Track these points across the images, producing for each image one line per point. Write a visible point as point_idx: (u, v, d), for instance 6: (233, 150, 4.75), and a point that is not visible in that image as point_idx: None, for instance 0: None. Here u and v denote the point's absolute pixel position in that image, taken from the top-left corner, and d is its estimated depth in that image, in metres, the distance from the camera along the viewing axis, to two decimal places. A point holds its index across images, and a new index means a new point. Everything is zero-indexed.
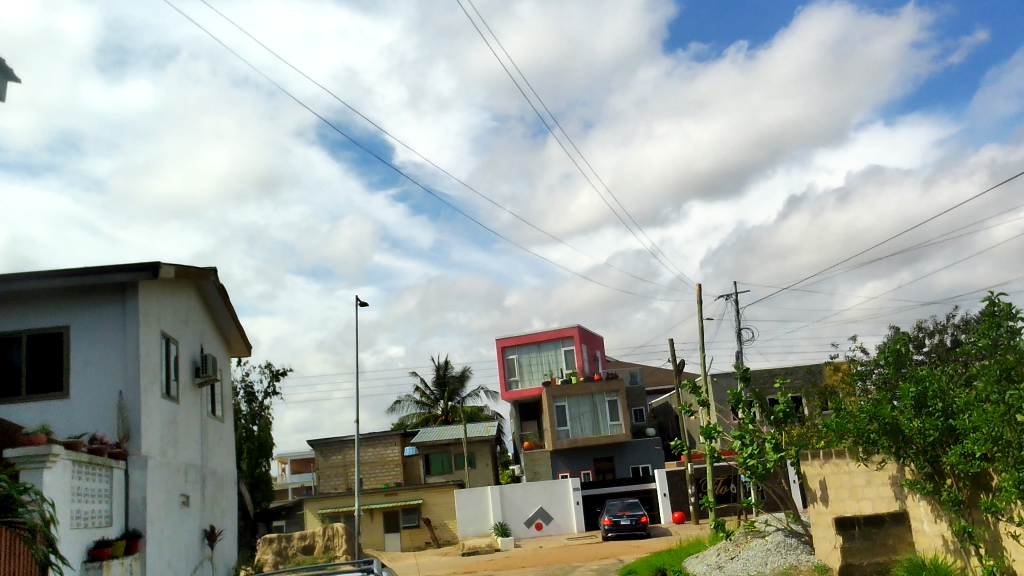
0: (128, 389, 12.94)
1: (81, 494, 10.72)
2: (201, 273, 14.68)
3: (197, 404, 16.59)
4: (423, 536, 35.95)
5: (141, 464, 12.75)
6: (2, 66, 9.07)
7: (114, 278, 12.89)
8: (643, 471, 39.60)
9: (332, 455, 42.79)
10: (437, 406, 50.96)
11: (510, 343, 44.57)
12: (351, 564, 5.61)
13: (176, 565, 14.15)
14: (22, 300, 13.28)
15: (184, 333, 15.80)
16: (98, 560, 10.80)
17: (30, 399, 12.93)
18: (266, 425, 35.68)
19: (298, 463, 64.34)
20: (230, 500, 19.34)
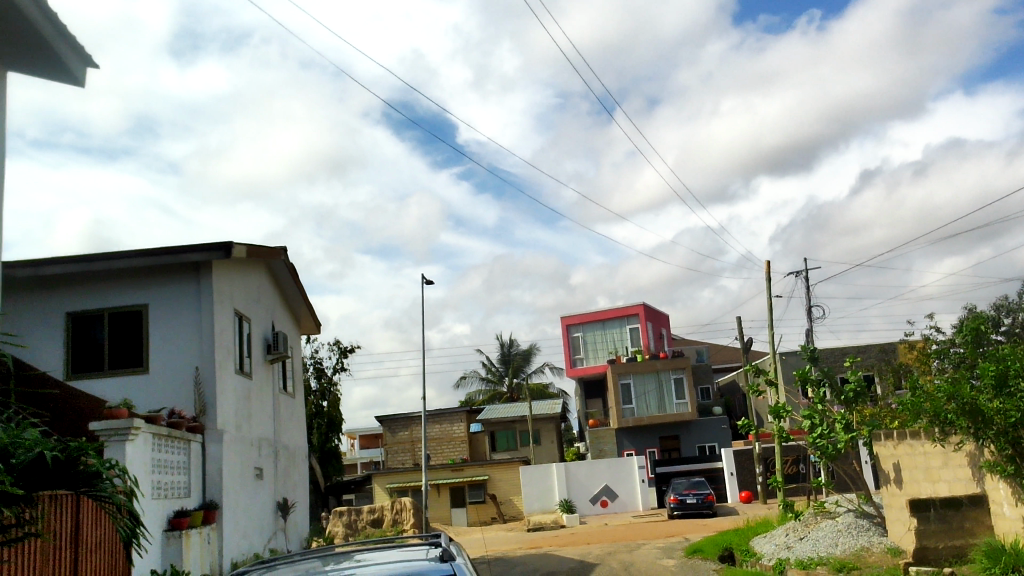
0: (204, 364, 13.36)
1: (160, 465, 11.13)
2: (272, 252, 14.98)
3: (269, 380, 17.00)
4: (489, 511, 36.36)
5: (217, 438, 13.12)
6: (83, 51, 9.35)
7: (188, 257, 13.27)
8: (710, 450, 39.20)
9: (400, 431, 43.58)
10: (503, 383, 51.31)
11: (576, 321, 44.50)
12: (420, 538, 5.62)
13: (250, 535, 14.58)
14: (102, 278, 13.76)
15: (257, 310, 16.19)
16: (177, 529, 11.21)
17: (112, 374, 13.46)
18: (335, 401, 36.38)
19: (366, 438, 65.54)
20: (301, 474, 19.84)
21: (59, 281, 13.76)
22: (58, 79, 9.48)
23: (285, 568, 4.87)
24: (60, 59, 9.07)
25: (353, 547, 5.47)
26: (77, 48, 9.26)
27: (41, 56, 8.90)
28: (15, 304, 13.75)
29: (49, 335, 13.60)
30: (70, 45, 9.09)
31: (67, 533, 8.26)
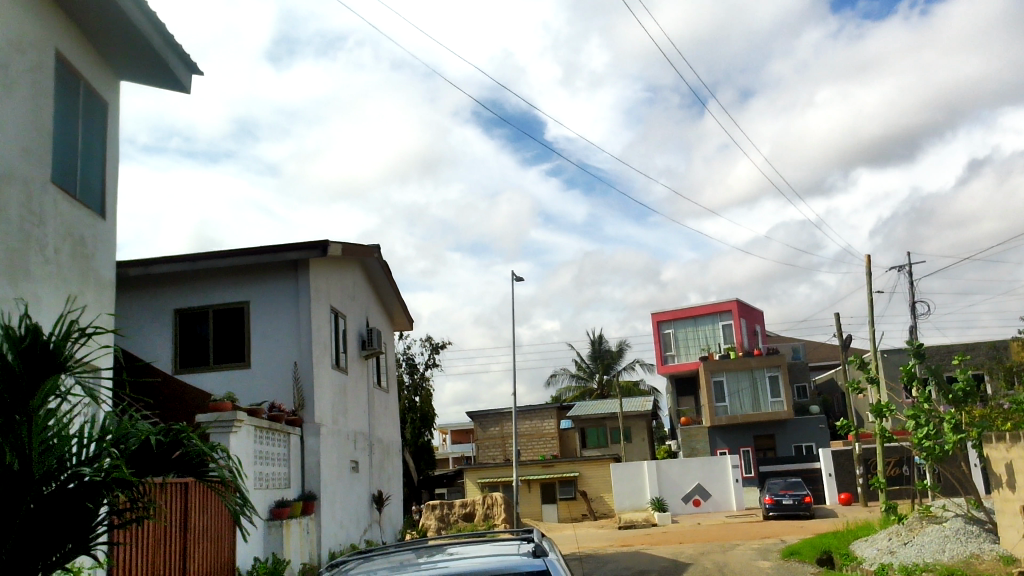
0: (303, 360, 13.79)
1: (262, 456, 11.55)
2: (367, 250, 15.32)
3: (364, 375, 17.41)
4: (580, 508, 36.36)
5: (315, 431, 13.50)
6: (189, 59, 9.77)
7: (287, 256, 13.71)
8: (806, 450, 37.90)
9: (490, 427, 43.99)
10: (594, 379, 51.16)
11: (667, 317, 44.02)
12: (512, 532, 5.64)
13: (347, 525, 14.99)
14: (206, 276, 14.32)
15: (352, 307, 16.58)
16: (278, 519, 11.60)
17: (216, 368, 14.02)
18: (427, 396, 37.05)
19: (458, 434, 66.40)
20: (395, 467, 20.24)
21: (167, 279, 14.40)
22: (165, 87, 9.91)
23: (380, 559, 4.97)
24: (168, 68, 9.51)
25: (445, 540, 5.55)
26: (182, 56, 9.67)
27: (150, 66, 9.33)
28: (128, 301, 14.47)
29: (159, 330, 14.25)
30: (178, 54, 9.51)
31: (176, 518, 8.72)
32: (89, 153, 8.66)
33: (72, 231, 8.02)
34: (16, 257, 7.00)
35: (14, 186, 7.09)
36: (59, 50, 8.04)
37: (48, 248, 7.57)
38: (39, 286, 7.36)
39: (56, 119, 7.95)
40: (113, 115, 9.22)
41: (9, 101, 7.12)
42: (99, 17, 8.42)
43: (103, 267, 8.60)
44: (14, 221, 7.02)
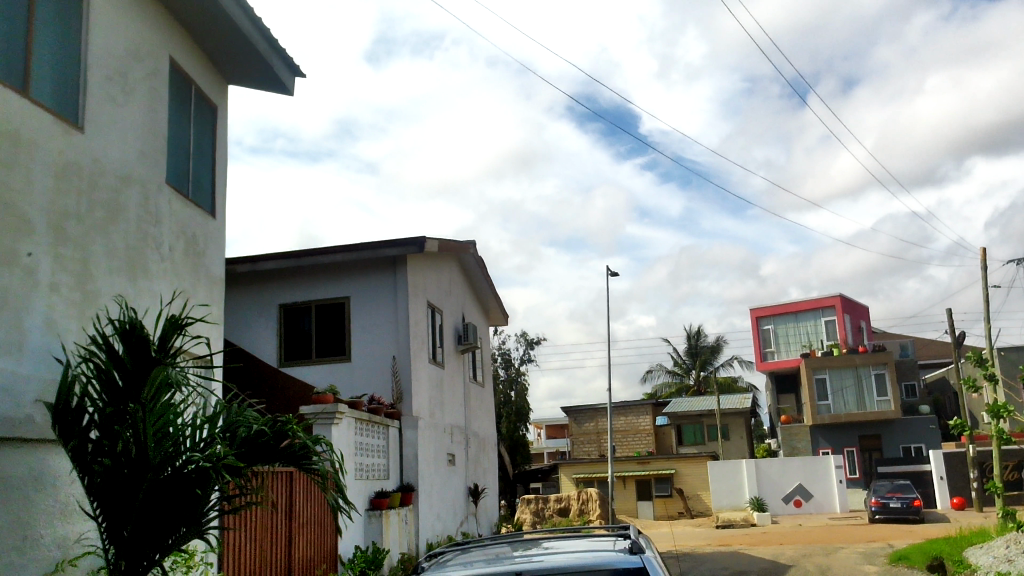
0: (401, 354, 14.07)
1: (363, 448, 11.86)
2: (463, 246, 15.48)
3: (460, 370, 17.64)
4: (676, 506, 35.87)
5: (413, 424, 13.76)
6: (294, 62, 10.10)
7: (386, 253, 14.00)
8: (916, 451, 36.37)
9: (585, 422, 43.92)
10: (690, 375, 50.44)
11: (766, 313, 43.04)
12: (606, 528, 5.59)
13: (444, 518, 15.22)
14: (308, 273, 14.77)
15: (448, 302, 16.81)
16: (378, 509, 11.88)
17: (319, 361, 14.46)
18: (523, 391, 37.39)
19: (553, 429, 66.54)
20: (490, 461, 20.44)
21: (273, 276, 14.91)
22: (271, 91, 10.28)
23: (476, 551, 5.03)
24: (274, 72, 9.82)
25: (541, 535, 5.55)
26: (286, 59, 9.99)
27: (258, 69, 9.69)
28: (236, 297, 15.06)
29: (265, 325, 14.75)
30: (282, 58, 9.85)
31: (282, 507, 9.04)
32: (200, 155, 9.04)
33: (185, 230, 8.41)
34: (134, 253, 7.38)
35: (133, 188, 7.47)
36: (172, 56, 8.43)
37: (164, 246, 7.95)
38: (155, 281, 7.73)
39: (170, 123, 8.34)
40: (222, 119, 9.62)
41: (128, 108, 7.50)
42: (211, 26, 8.79)
43: (213, 263, 8.96)
44: (133, 221, 7.40)
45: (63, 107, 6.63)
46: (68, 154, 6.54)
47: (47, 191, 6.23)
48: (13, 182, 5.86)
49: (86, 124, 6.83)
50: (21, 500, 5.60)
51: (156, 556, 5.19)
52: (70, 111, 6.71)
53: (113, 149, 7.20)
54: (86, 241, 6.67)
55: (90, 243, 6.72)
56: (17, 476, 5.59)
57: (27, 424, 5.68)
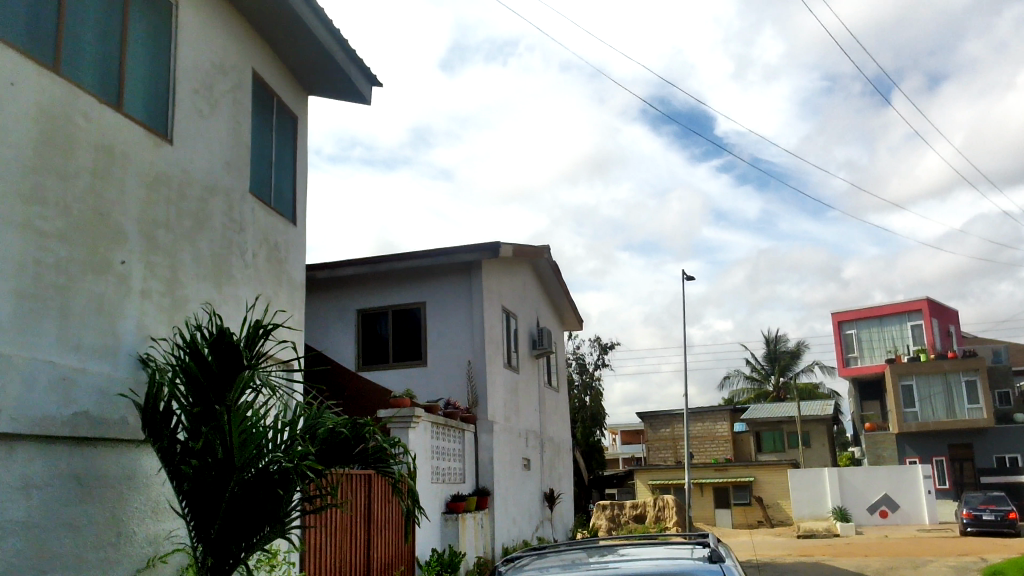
0: (476, 358, 14.18)
1: (439, 452, 11.99)
2: (537, 251, 15.50)
3: (535, 374, 17.66)
4: (755, 514, 35.14)
5: (488, 428, 13.84)
6: (371, 71, 10.27)
7: (461, 258, 14.12)
8: (1011, 462, 34.66)
9: (661, 428, 43.43)
10: (769, 381, 49.42)
11: (849, 317, 41.91)
12: (684, 537, 5.47)
13: (519, 522, 15.26)
14: (385, 279, 15.01)
15: (523, 307, 16.85)
16: (455, 513, 11.98)
17: (396, 365, 14.68)
18: (597, 397, 37.15)
19: (628, 434, 66.02)
20: (566, 465, 20.40)
21: (351, 281, 15.19)
22: (349, 100, 10.48)
23: (553, 557, 5.02)
24: (352, 82, 10.03)
25: (617, 541, 5.51)
26: (364, 69, 10.19)
27: (336, 80, 9.91)
28: (316, 303, 15.39)
29: (343, 330, 15.03)
30: (360, 68, 10.05)
31: (360, 508, 9.21)
32: (282, 164, 9.30)
33: (268, 239, 8.65)
34: (220, 261, 7.63)
35: (219, 197, 7.72)
36: (256, 69, 8.70)
37: (248, 253, 8.19)
38: (239, 287, 7.97)
39: (253, 134, 8.60)
40: (303, 130, 9.87)
41: (214, 121, 7.76)
42: (293, 40, 9.04)
43: (293, 269, 9.19)
44: (218, 229, 7.64)
45: (153, 119, 6.90)
46: (157, 164, 6.79)
47: (138, 201, 6.48)
48: (108, 193, 6.12)
49: (174, 137, 7.09)
50: (115, 498, 5.84)
51: (241, 555, 5.36)
52: (159, 124, 6.98)
53: (200, 161, 7.46)
54: (175, 250, 6.93)
55: (179, 252, 6.98)
56: (112, 474, 5.82)
57: (121, 425, 5.90)
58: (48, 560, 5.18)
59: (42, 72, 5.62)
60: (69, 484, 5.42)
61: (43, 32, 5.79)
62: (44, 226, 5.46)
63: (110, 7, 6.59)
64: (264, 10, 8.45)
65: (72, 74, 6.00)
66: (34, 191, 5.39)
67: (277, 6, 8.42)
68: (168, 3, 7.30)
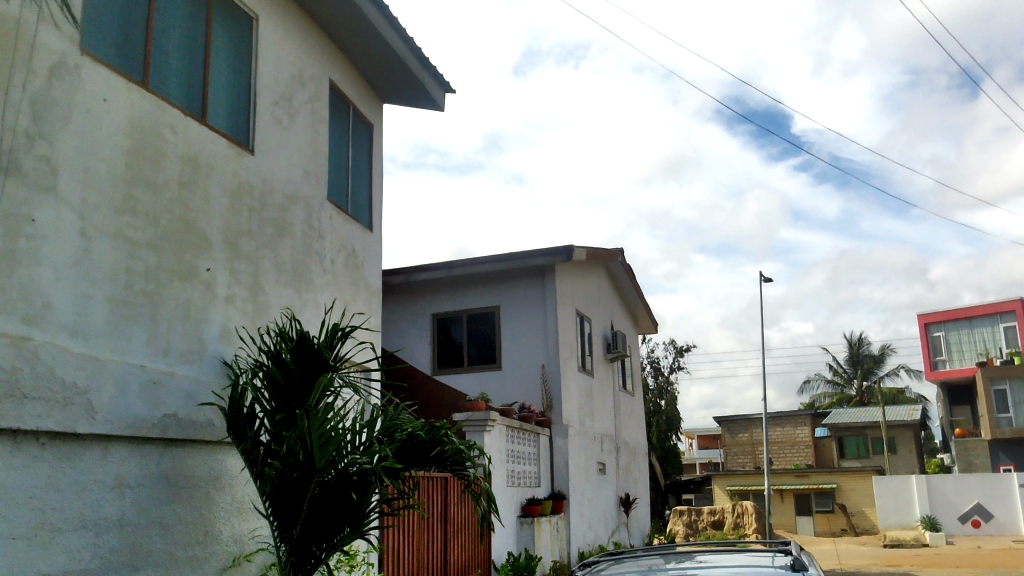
0: (550, 362, 14.19)
1: (514, 455, 12.00)
2: (611, 253, 15.40)
3: (609, 378, 17.55)
4: (839, 521, 34.13)
5: (564, 432, 13.81)
6: (443, 78, 10.37)
7: (534, 262, 14.13)
8: None
9: (739, 432, 42.64)
10: (852, 385, 48.08)
11: (936, 319, 40.45)
12: (764, 544, 5.34)
13: (595, 527, 15.18)
14: (459, 283, 15.13)
15: (596, 310, 16.77)
16: (530, 516, 11.98)
17: (471, 370, 14.80)
18: (673, 400, 36.68)
19: (706, 439, 65.03)
20: (642, 469, 20.21)
21: (425, 287, 15.36)
22: (423, 107, 10.61)
23: (630, 562, 4.97)
24: (425, 89, 10.14)
25: (695, 547, 5.41)
26: (437, 76, 10.28)
27: (411, 87, 10.04)
28: (392, 308, 15.63)
29: (419, 334, 15.23)
30: (434, 75, 10.15)
31: (437, 511, 9.30)
32: (359, 171, 9.48)
33: (346, 244, 8.82)
34: (300, 267, 7.82)
35: (299, 206, 7.92)
36: (332, 79, 8.89)
37: (327, 259, 8.37)
38: (319, 292, 8.16)
39: (330, 142, 8.79)
40: (378, 137, 10.03)
41: (293, 130, 7.96)
42: (368, 48, 9.19)
43: (370, 274, 9.34)
44: (298, 237, 7.84)
45: (235, 130, 7.13)
46: (240, 175, 6.99)
47: (222, 209, 6.69)
48: (194, 202, 6.34)
49: (255, 147, 7.30)
50: (203, 498, 6.03)
51: (322, 555, 5.48)
52: (241, 135, 7.19)
53: (280, 169, 7.66)
54: (257, 256, 7.13)
55: (261, 258, 7.17)
56: (199, 474, 6.02)
57: (208, 427, 6.10)
58: (142, 557, 5.38)
59: (132, 88, 5.85)
60: (159, 483, 5.62)
61: (132, 50, 6.02)
62: (135, 235, 5.68)
63: (196, 24, 6.83)
64: (339, 21, 8.63)
65: (159, 89, 6.24)
66: (125, 202, 5.61)
67: (351, 15, 8.58)
68: (249, 18, 7.52)
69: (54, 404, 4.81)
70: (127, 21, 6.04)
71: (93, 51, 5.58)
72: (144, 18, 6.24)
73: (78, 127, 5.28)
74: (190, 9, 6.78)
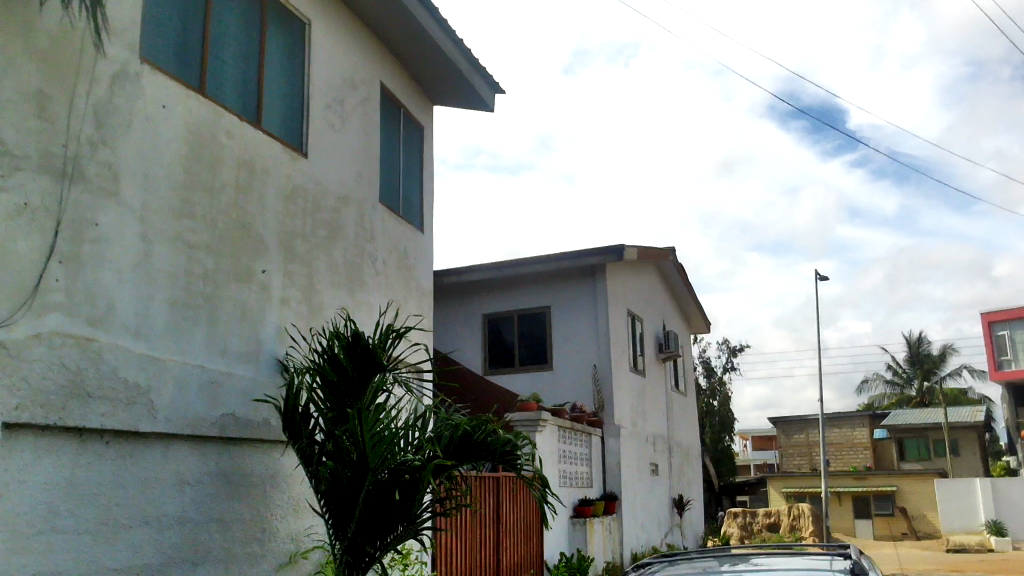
0: (602, 362, 14.12)
1: (566, 455, 11.98)
2: (662, 252, 15.26)
3: (661, 378, 17.42)
4: (898, 526, 33.38)
5: (616, 432, 13.74)
6: (493, 79, 10.39)
7: (585, 261, 14.07)
8: None
9: (795, 434, 41.93)
10: (912, 386, 46.98)
11: (1000, 318, 38.97)
12: (821, 547, 5.24)
13: (648, 528, 15.08)
14: (510, 284, 15.16)
15: (648, 310, 16.66)
16: (582, 517, 11.94)
17: (522, 370, 14.82)
18: (726, 401, 36.22)
19: (760, 440, 64.16)
20: (695, 470, 20.01)
21: (476, 288, 15.41)
22: (474, 108, 10.65)
23: (684, 564, 4.93)
24: (475, 90, 10.18)
25: (751, 549, 5.35)
26: (486, 77, 10.30)
27: (460, 89, 10.09)
28: (444, 309, 15.72)
29: (470, 334, 15.29)
30: (484, 77, 10.18)
31: (489, 511, 9.32)
32: (410, 173, 9.55)
33: (398, 246, 8.89)
34: (353, 269, 7.91)
35: (352, 208, 8.01)
36: (384, 82, 8.98)
37: (379, 260, 8.45)
38: (372, 293, 8.25)
39: (382, 145, 8.87)
40: (429, 138, 10.09)
41: (345, 133, 8.06)
42: (418, 51, 9.26)
43: (422, 276, 9.40)
44: (351, 239, 7.93)
45: (290, 135, 7.24)
46: (294, 178, 7.10)
47: (277, 213, 6.81)
48: (250, 206, 6.46)
49: (309, 150, 7.41)
50: (261, 496, 6.15)
51: (376, 553, 5.52)
52: (295, 139, 7.31)
53: (333, 173, 7.76)
54: (312, 258, 7.23)
55: (315, 260, 7.28)
56: (257, 474, 6.13)
57: (265, 426, 6.21)
58: (202, 554, 5.50)
59: (189, 94, 5.98)
60: (217, 482, 5.73)
61: (189, 57, 6.16)
62: (193, 239, 5.80)
63: (250, 30, 6.95)
64: (390, 24, 8.70)
65: (215, 95, 6.36)
66: (184, 206, 5.74)
67: (402, 19, 8.65)
68: (301, 23, 7.63)
69: (117, 404, 4.95)
70: (185, 29, 6.18)
71: (152, 60, 5.72)
72: (201, 25, 6.38)
73: (138, 133, 5.41)
74: (245, 16, 6.90)
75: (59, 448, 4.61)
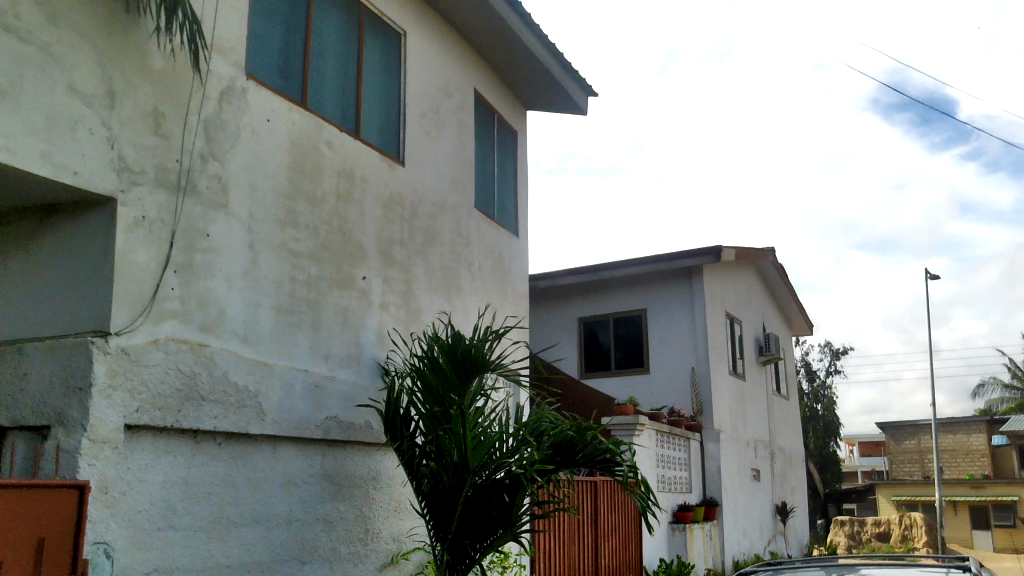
0: (700, 364, 13.89)
1: (664, 460, 11.80)
2: (761, 253, 14.90)
3: (762, 381, 17.00)
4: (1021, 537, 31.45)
5: (715, 437, 13.48)
6: (584, 81, 10.36)
7: (682, 263, 13.86)
8: None
9: (906, 440, 40.20)
10: None
11: None
12: (938, 559, 4.98)
13: (750, 535, 14.72)
14: (605, 287, 15.07)
15: (747, 311, 16.30)
16: (682, 523, 11.73)
17: (619, 373, 14.73)
18: (831, 405, 35.04)
19: (869, 446, 61.96)
20: (799, 477, 19.43)
21: (571, 291, 15.39)
22: (566, 111, 10.65)
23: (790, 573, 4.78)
24: (568, 93, 10.16)
25: (860, 559, 5.13)
26: (579, 81, 10.30)
27: (552, 93, 10.10)
28: (539, 312, 15.76)
29: (566, 338, 15.30)
30: (575, 80, 10.16)
31: (587, 514, 9.28)
32: (505, 178, 9.62)
33: (493, 250, 8.96)
34: (449, 273, 8.02)
35: (448, 214, 8.13)
36: (477, 89, 9.08)
37: (475, 265, 8.54)
38: (468, 297, 8.34)
39: (476, 150, 8.96)
40: (522, 142, 10.14)
41: (441, 141, 8.19)
42: (509, 57, 9.32)
43: (517, 279, 9.45)
44: (447, 245, 8.04)
45: (387, 144, 7.41)
46: (392, 186, 7.25)
47: (376, 220, 6.96)
48: (350, 215, 6.63)
49: (406, 158, 7.56)
50: (364, 497, 6.29)
51: (476, 555, 5.58)
52: (392, 148, 7.47)
53: (429, 179, 7.89)
54: (410, 264, 7.37)
55: (413, 266, 7.41)
56: (359, 476, 6.28)
57: (367, 429, 6.35)
58: (308, 552, 5.66)
59: (292, 108, 6.18)
60: (322, 482, 5.90)
61: (292, 72, 6.38)
62: (297, 247, 6.00)
63: (349, 43, 7.15)
64: (482, 32, 8.79)
65: (316, 107, 6.57)
66: (288, 215, 5.94)
67: (493, 26, 8.73)
68: (396, 34, 7.79)
69: (229, 406, 5.16)
70: (287, 44, 6.40)
71: (257, 76, 5.95)
72: (302, 38, 6.59)
73: (245, 146, 5.64)
74: (344, 29, 7.10)
75: (175, 449, 4.83)
